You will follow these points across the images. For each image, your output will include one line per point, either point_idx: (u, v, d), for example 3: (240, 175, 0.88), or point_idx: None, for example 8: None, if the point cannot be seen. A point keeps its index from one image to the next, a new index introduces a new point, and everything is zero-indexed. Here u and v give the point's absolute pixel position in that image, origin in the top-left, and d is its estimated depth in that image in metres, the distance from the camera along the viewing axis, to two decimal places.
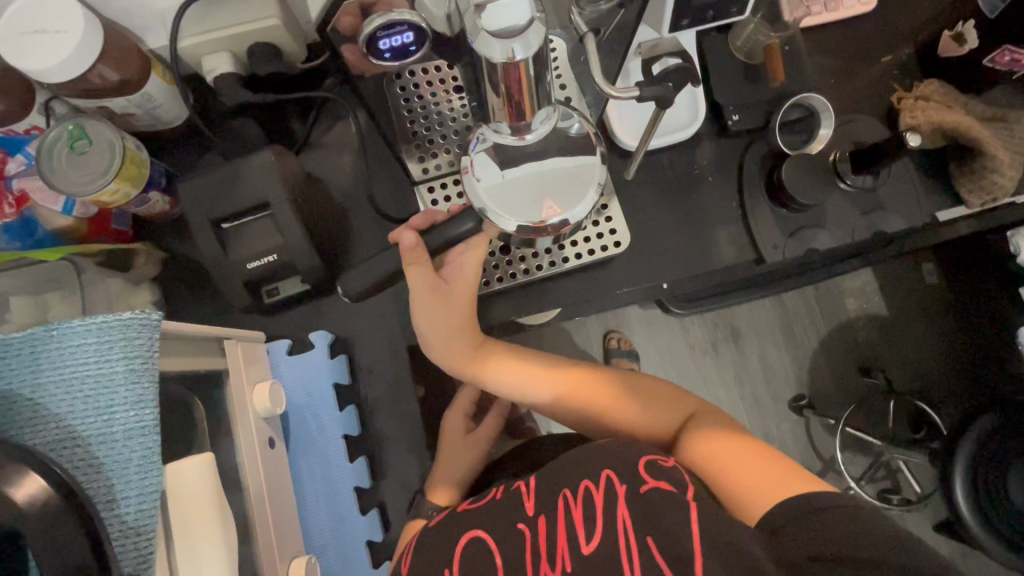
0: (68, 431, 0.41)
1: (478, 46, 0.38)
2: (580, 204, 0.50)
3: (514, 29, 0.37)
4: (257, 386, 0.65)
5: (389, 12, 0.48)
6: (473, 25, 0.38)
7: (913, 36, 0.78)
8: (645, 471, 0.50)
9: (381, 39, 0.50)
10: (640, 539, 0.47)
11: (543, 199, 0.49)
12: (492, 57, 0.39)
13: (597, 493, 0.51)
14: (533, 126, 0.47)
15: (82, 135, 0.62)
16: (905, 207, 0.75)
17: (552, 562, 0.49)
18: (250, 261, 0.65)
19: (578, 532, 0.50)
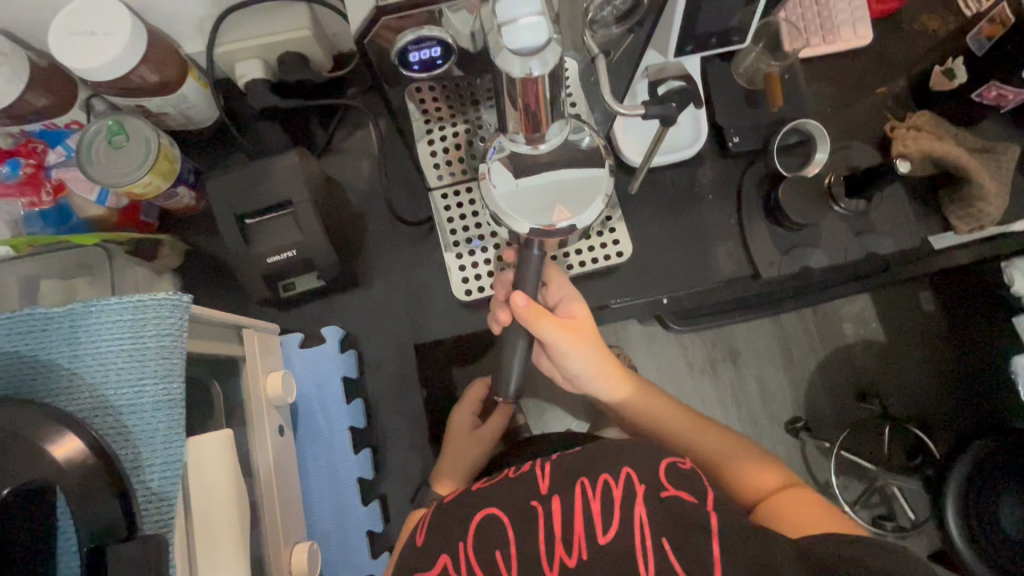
0: (101, 399, 0.44)
1: (499, 62, 0.42)
2: (587, 211, 0.53)
3: (532, 48, 0.41)
4: (271, 375, 0.68)
5: (421, 26, 0.52)
6: (495, 42, 0.42)
7: (907, 71, 0.83)
8: (665, 478, 0.51)
9: (411, 53, 0.55)
10: (655, 539, 0.48)
11: (554, 205, 0.53)
12: (510, 72, 0.42)
13: (615, 487, 0.51)
14: (547, 138, 0.51)
15: (121, 131, 0.66)
16: (897, 231, 0.78)
17: (567, 549, 0.49)
18: (271, 255, 0.68)
19: (594, 523, 0.50)
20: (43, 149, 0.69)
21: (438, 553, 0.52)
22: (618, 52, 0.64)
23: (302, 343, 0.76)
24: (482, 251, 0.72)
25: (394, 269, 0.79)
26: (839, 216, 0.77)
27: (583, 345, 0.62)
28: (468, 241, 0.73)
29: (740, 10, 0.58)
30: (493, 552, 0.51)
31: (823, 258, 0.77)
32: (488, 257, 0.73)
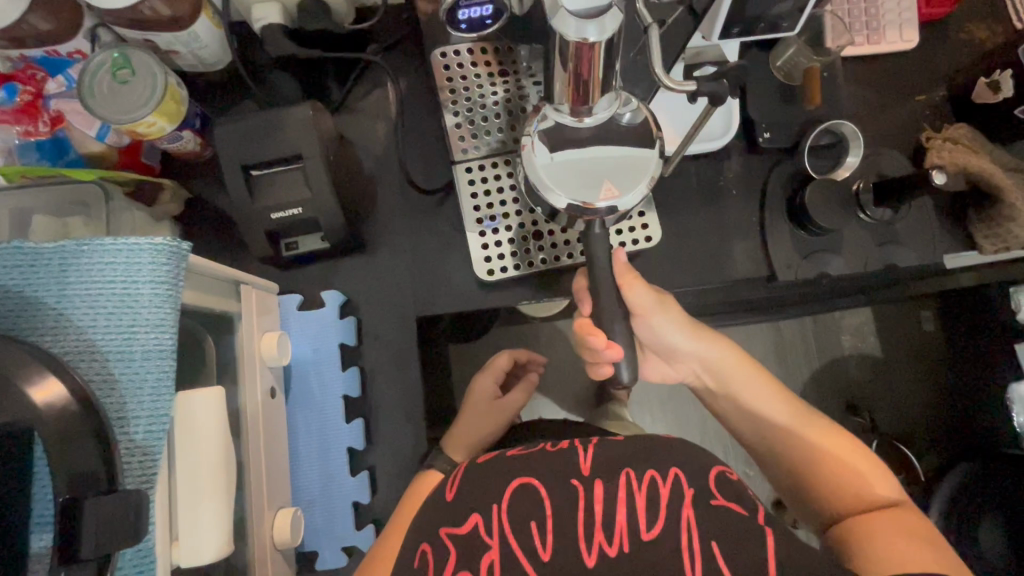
0: (88, 344, 0.41)
1: (555, 22, 0.40)
2: (632, 192, 0.50)
3: (593, 11, 0.40)
4: (266, 335, 0.66)
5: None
6: (553, 3, 0.40)
7: (948, 81, 0.80)
8: (715, 487, 0.48)
9: (461, 10, 0.51)
10: (702, 543, 0.45)
11: (600, 181, 0.50)
12: (566, 35, 0.41)
13: (664, 487, 0.47)
14: (593, 110, 0.50)
15: (127, 65, 0.62)
16: (921, 245, 0.76)
17: (608, 535, 0.46)
18: (275, 211, 0.66)
19: (640, 516, 0.46)
20: (43, 77, 0.66)
21: (470, 511, 0.49)
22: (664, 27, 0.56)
23: (301, 305, 0.74)
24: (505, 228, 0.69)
25: (401, 237, 0.77)
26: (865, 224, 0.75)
27: (670, 314, 0.62)
28: (492, 217, 0.70)
29: None
30: (529, 521, 0.47)
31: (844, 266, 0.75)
32: (511, 234, 0.70)
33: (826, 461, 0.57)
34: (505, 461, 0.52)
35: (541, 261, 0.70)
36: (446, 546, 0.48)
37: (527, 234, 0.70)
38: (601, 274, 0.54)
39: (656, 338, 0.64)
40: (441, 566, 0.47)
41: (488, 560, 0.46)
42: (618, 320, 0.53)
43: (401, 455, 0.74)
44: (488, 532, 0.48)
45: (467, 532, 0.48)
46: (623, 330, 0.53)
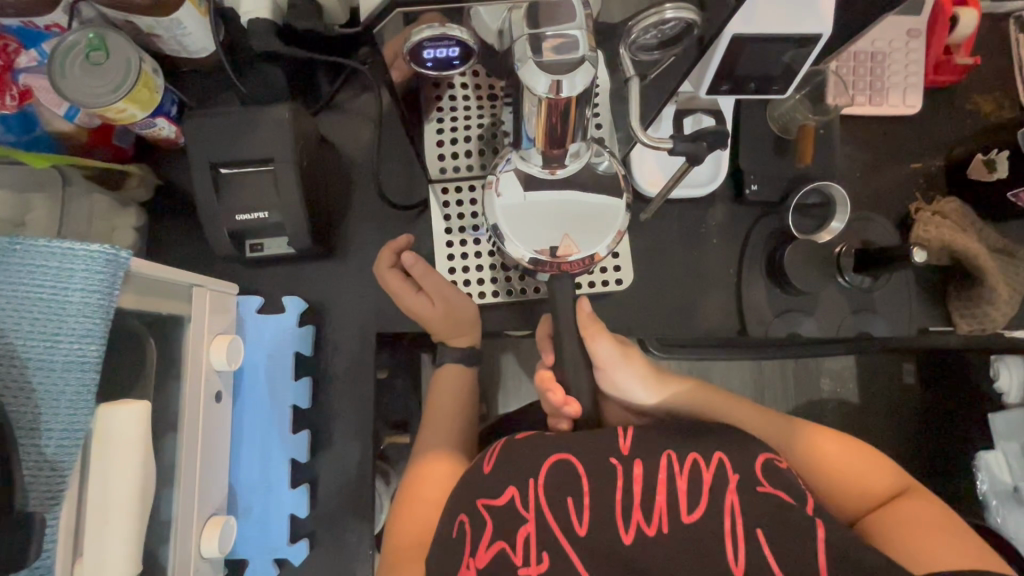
0: (7, 349, 0.40)
1: (522, 73, 0.39)
2: (596, 244, 0.51)
3: (565, 65, 0.38)
4: (218, 337, 0.64)
5: (445, 25, 0.40)
6: (522, 52, 0.39)
7: (946, 150, 0.78)
8: (761, 473, 0.48)
9: (426, 50, 0.42)
10: (746, 528, 0.45)
11: (558, 233, 0.51)
12: (534, 87, 0.39)
13: (705, 469, 0.48)
14: (565, 161, 0.49)
15: (101, 47, 0.60)
16: (895, 315, 0.75)
17: (646, 515, 0.47)
18: (241, 213, 0.64)
19: (679, 499, 0.47)
20: (15, 49, 0.63)
21: (506, 483, 0.50)
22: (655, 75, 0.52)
23: (260, 307, 0.72)
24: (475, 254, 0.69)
25: (374, 247, 0.75)
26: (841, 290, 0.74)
27: (634, 370, 0.61)
28: (464, 243, 0.70)
29: (789, 54, 0.53)
30: (565, 498, 0.48)
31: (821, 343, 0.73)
32: (481, 262, 0.70)
33: (816, 463, 0.57)
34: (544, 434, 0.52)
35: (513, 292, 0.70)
36: (483, 518, 0.49)
37: (499, 266, 0.69)
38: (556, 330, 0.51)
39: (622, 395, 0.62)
40: (476, 535, 0.48)
41: (522, 535, 0.47)
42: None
43: (345, 471, 0.72)
44: (525, 505, 0.48)
45: (503, 505, 0.49)
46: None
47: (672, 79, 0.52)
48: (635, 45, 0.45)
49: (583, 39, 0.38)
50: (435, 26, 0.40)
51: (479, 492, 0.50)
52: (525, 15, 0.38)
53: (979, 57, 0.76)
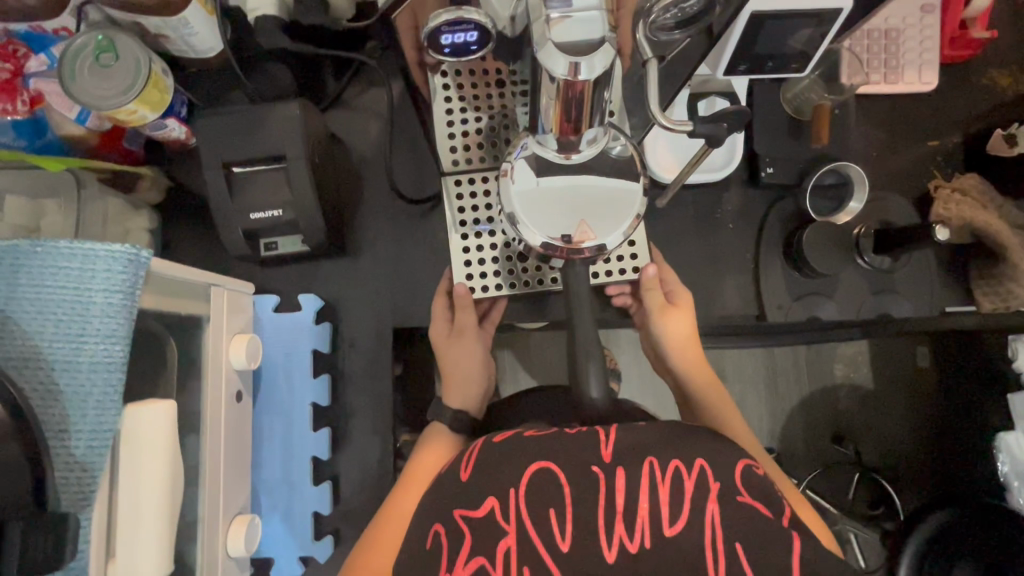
0: (34, 350, 0.40)
1: (542, 55, 0.38)
2: (614, 231, 0.50)
3: (585, 47, 0.38)
4: (236, 337, 0.64)
5: (461, 8, 0.39)
6: (541, 33, 0.38)
7: (964, 126, 0.77)
8: (741, 483, 0.44)
9: (443, 35, 0.42)
10: (728, 545, 0.42)
11: (577, 219, 0.50)
12: (554, 69, 0.38)
13: (688, 478, 0.44)
14: (581, 146, 0.49)
15: (110, 49, 0.60)
16: (917, 295, 0.74)
17: (629, 529, 0.43)
18: (255, 211, 0.64)
19: (663, 511, 0.43)
20: (25, 53, 0.64)
21: (485, 493, 0.46)
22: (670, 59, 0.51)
23: (276, 306, 0.72)
24: (491, 247, 0.67)
25: (387, 243, 0.75)
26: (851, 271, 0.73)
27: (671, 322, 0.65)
28: (477, 235, 0.67)
29: (808, 30, 0.52)
30: (548, 509, 0.44)
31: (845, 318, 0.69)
32: (496, 254, 0.68)
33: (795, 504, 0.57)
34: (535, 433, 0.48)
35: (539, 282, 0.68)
36: (461, 529, 0.45)
37: (515, 256, 0.67)
38: (576, 319, 0.49)
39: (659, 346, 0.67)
40: (455, 549, 0.45)
41: (504, 548, 0.44)
42: (595, 359, 0.48)
43: (366, 466, 0.73)
44: (504, 516, 0.44)
45: (483, 517, 0.45)
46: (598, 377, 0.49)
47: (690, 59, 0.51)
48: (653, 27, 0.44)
49: (604, 18, 0.37)
50: (453, 14, 0.40)
51: (457, 501, 0.47)
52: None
53: (996, 31, 0.75)
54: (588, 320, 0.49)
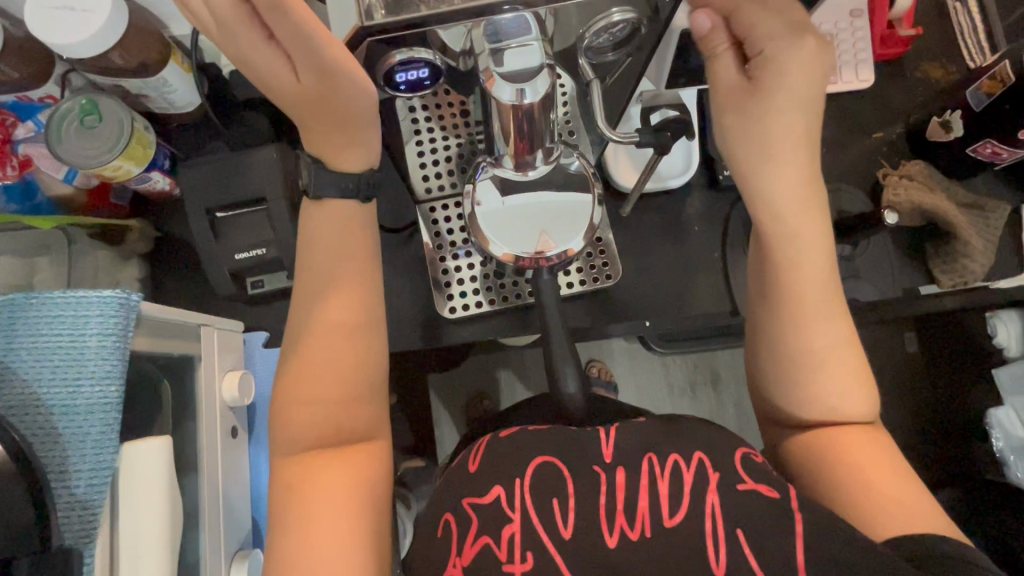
0: (32, 397, 0.42)
1: (489, 86, 0.43)
2: (575, 238, 0.53)
3: (524, 74, 0.42)
4: (229, 374, 0.66)
5: (411, 49, 0.43)
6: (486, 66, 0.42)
7: (904, 117, 0.82)
8: (742, 470, 0.48)
9: (397, 73, 0.46)
10: (728, 530, 0.45)
11: (539, 232, 0.53)
12: (502, 97, 0.43)
13: (686, 471, 0.47)
14: (536, 164, 0.52)
15: (94, 111, 0.64)
16: (881, 279, 0.78)
17: (630, 519, 0.46)
18: (239, 252, 0.67)
19: (662, 503, 0.46)
20: (13, 122, 0.67)
21: (492, 483, 0.49)
22: (613, 78, 0.55)
23: (267, 342, 0.75)
24: (468, 267, 0.71)
25: None
26: (784, 88, 0.51)
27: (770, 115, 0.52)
28: (455, 258, 0.71)
29: None
30: (550, 498, 0.47)
31: (790, 145, 0.53)
32: (474, 274, 0.71)
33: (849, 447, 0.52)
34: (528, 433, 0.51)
35: (517, 296, 0.71)
36: (468, 516, 0.48)
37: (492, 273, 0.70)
38: (549, 326, 0.52)
39: (754, 163, 0.54)
40: (463, 532, 0.48)
41: (508, 534, 0.46)
42: (571, 361, 0.51)
43: None
44: (510, 505, 0.47)
45: (491, 505, 0.48)
46: (573, 379, 0.51)
47: (632, 76, 0.55)
48: (589, 49, 0.48)
49: (541, 47, 0.41)
50: (404, 54, 0.43)
51: (466, 492, 0.50)
52: (484, 33, 0.40)
53: (921, 29, 0.81)
54: (560, 326, 0.52)
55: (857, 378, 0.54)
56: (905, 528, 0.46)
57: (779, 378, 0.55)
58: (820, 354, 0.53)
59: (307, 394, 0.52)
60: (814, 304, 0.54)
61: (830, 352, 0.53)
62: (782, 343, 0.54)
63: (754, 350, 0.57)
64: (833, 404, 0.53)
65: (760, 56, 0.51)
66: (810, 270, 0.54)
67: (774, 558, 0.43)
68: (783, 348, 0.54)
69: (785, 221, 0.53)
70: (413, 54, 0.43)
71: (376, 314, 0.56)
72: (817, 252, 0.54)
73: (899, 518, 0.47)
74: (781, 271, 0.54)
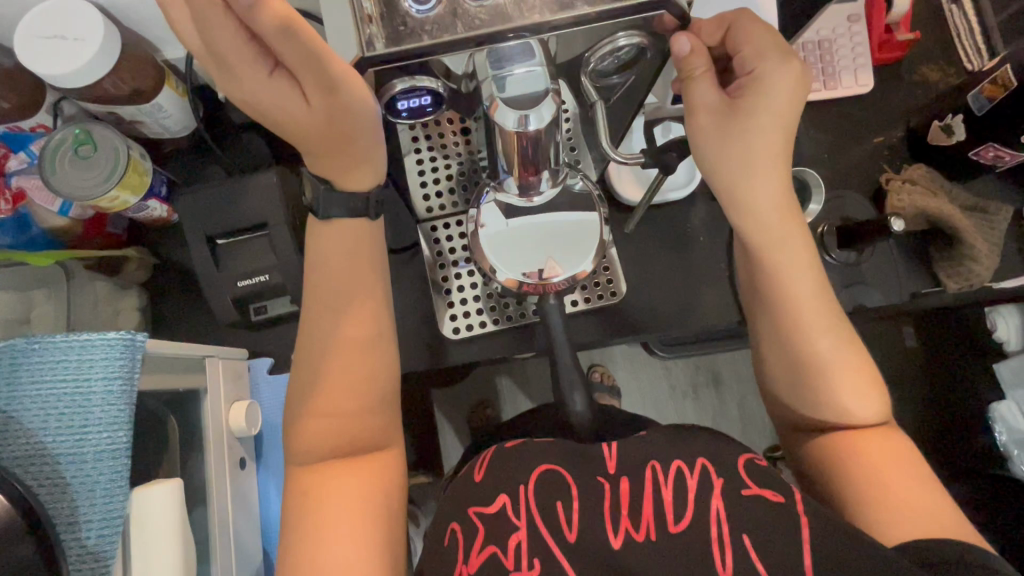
0: (38, 447, 0.41)
1: (492, 112, 0.42)
2: (583, 260, 0.53)
3: (529, 102, 0.41)
4: (235, 405, 0.65)
5: (413, 77, 0.42)
6: (490, 92, 0.41)
7: (904, 120, 0.82)
8: (746, 476, 0.47)
9: (399, 101, 0.45)
10: (735, 536, 0.44)
11: (545, 257, 0.52)
12: (505, 123, 0.42)
13: (691, 477, 0.47)
14: (541, 189, 0.51)
15: (88, 140, 0.62)
16: (886, 284, 0.78)
17: (635, 521, 0.45)
18: (242, 278, 0.66)
19: (666, 509, 0.46)
20: (5, 154, 0.66)
21: (496, 491, 0.48)
22: (617, 98, 0.54)
23: (271, 367, 0.74)
24: (470, 284, 0.70)
25: None
26: (770, 108, 0.51)
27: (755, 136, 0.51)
28: (457, 276, 0.70)
29: None
30: (554, 502, 0.47)
31: (771, 161, 0.53)
32: (477, 292, 0.70)
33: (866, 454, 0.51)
34: (530, 442, 0.50)
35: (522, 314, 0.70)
36: (474, 524, 0.47)
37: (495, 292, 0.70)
38: (556, 350, 0.51)
39: (741, 187, 0.53)
40: (469, 541, 0.47)
41: (514, 542, 0.46)
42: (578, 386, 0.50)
43: None
44: (515, 512, 0.47)
45: (495, 513, 0.47)
46: (585, 398, 0.50)
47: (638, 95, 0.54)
48: (594, 72, 0.47)
49: (546, 75, 0.41)
50: (405, 81, 0.42)
51: (469, 500, 0.48)
52: (489, 59, 0.40)
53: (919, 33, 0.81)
54: (567, 349, 0.51)
55: (866, 378, 0.53)
56: (913, 533, 0.46)
57: (785, 384, 0.55)
58: (829, 367, 0.53)
59: (311, 414, 0.52)
60: (812, 314, 0.54)
61: (833, 356, 0.53)
62: (783, 350, 0.54)
63: (760, 357, 0.58)
64: (841, 405, 0.52)
65: (750, 75, 0.50)
66: (801, 285, 0.54)
67: (786, 568, 0.43)
68: (790, 359, 0.54)
69: (769, 234, 0.54)
70: (415, 80, 0.42)
71: (385, 330, 0.55)
72: (802, 266, 0.54)
73: (908, 521, 0.47)
74: (770, 286, 0.54)
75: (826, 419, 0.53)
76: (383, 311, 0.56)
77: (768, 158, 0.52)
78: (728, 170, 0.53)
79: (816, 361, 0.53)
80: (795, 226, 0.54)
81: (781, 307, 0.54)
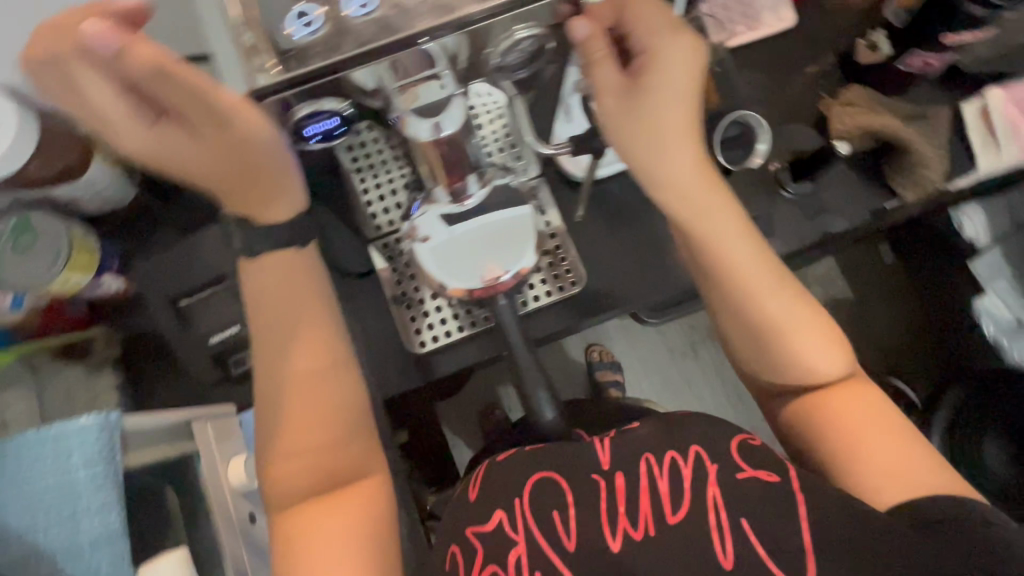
0: (34, 547, 0.40)
1: (405, 125, 0.44)
2: (525, 256, 0.52)
3: (435, 108, 0.43)
4: (231, 463, 0.64)
5: (318, 102, 0.42)
6: (401, 103, 0.43)
7: (834, 46, 0.83)
8: (739, 457, 0.49)
9: (307, 125, 0.44)
10: (731, 519, 0.47)
11: (485, 264, 0.52)
12: (420, 134, 0.44)
13: (685, 466, 0.49)
14: (471, 191, 0.53)
15: (26, 229, 0.60)
16: (846, 207, 0.79)
17: (632, 520, 0.48)
18: (215, 334, 0.69)
19: (664, 502, 0.48)
20: None
21: (494, 507, 0.50)
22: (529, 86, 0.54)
23: None
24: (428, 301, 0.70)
25: None
26: (671, 82, 0.50)
27: (664, 113, 0.51)
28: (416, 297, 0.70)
29: None
30: (551, 512, 0.48)
31: (682, 132, 0.52)
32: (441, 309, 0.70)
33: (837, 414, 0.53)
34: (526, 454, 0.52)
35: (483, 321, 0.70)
36: (474, 545, 0.49)
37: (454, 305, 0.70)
38: (514, 351, 0.50)
39: (658, 164, 0.53)
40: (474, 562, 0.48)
41: (516, 556, 0.48)
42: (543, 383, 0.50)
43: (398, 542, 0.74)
44: (513, 526, 0.48)
45: (494, 530, 0.49)
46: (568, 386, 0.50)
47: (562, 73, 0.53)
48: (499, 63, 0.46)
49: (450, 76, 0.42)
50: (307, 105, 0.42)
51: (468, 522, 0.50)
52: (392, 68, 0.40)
53: None
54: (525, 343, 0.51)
55: (825, 329, 0.54)
56: (898, 495, 0.50)
57: (745, 347, 0.55)
58: (778, 323, 0.53)
59: (283, 465, 0.51)
60: (754, 274, 0.54)
61: (782, 313, 0.53)
62: (733, 312, 0.55)
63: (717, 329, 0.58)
64: (809, 361, 0.53)
65: (647, 52, 0.50)
66: (741, 249, 0.54)
67: (780, 539, 0.46)
68: (741, 320, 0.54)
69: (696, 205, 0.54)
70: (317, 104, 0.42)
71: (343, 363, 0.54)
72: (736, 229, 0.54)
73: (891, 486, 0.50)
74: (708, 253, 0.54)
75: (794, 380, 0.54)
76: (338, 342, 0.55)
77: (681, 128, 0.52)
78: (642, 148, 0.52)
79: (767, 316, 0.53)
80: (723, 193, 0.55)
81: (726, 275, 0.54)
